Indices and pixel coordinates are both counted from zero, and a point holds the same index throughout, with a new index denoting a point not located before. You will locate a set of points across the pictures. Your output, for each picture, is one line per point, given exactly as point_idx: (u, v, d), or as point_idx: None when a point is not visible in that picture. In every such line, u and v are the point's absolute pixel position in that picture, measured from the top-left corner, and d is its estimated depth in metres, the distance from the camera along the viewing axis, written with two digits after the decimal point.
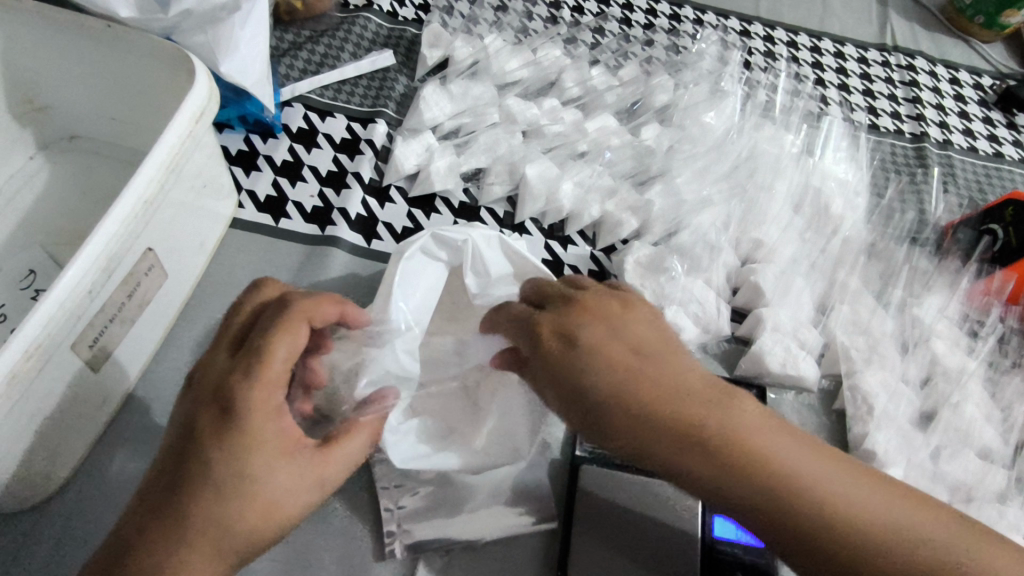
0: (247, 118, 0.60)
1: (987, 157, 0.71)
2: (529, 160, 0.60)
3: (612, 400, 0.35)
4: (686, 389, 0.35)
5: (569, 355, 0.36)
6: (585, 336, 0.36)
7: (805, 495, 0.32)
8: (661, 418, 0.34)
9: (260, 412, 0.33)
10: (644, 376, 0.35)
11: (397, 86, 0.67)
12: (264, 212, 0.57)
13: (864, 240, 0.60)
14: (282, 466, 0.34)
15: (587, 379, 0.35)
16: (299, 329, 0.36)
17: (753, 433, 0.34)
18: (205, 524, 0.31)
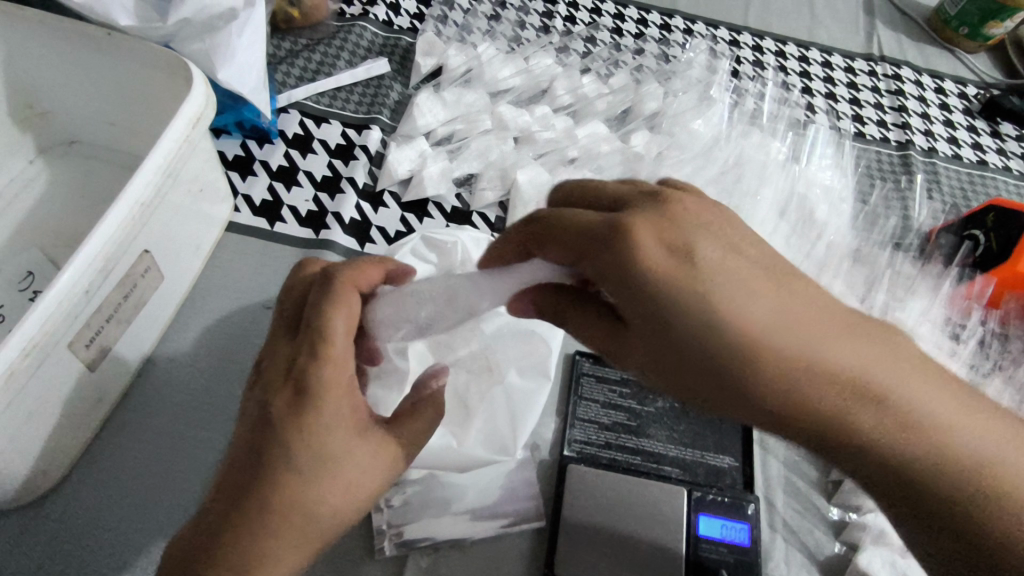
0: (244, 124, 0.61)
1: (971, 165, 0.72)
2: (520, 166, 0.61)
3: (721, 336, 0.29)
4: (812, 310, 0.30)
5: (672, 280, 0.29)
6: (700, 255, 0.30)
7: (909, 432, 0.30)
8: (796, 353, 0.29)
9: (331, 389, 0.34)
10: (777, 307, 0.29)
11: (392, 93, 0.69)
12: (260, 216, 0.58)
13: (849, 245, 0.61)
14: (357, 442, 0.35)
15: (706, 308, 0.29)
16: (348, 304, 0.36)
17: (878, 357, 0.30)
18: (286, 503, 0.32)
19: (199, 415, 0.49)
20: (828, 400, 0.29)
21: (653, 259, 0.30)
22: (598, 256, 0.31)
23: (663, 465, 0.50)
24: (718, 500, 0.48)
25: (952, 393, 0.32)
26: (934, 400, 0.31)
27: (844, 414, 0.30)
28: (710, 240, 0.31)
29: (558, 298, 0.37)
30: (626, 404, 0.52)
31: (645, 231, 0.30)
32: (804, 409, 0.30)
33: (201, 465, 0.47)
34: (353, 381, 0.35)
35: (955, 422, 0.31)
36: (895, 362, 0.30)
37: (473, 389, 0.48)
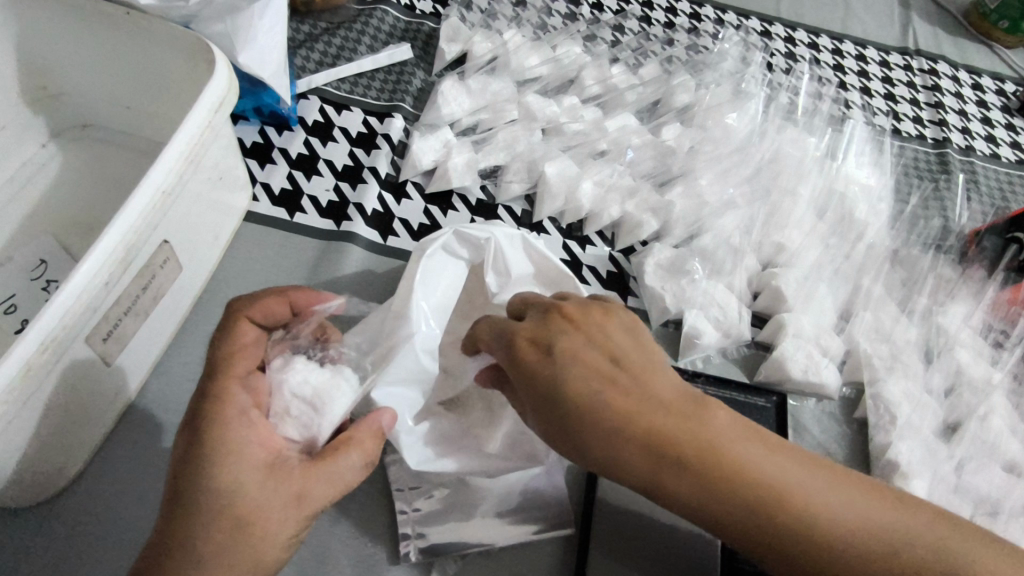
0: (262, 110, 0.59)
1: (1010, 164, 0.70)
2: (548, 159, 0.59)
3: (577, 402, 0.32)
4: (673, 404, 0.33)
5: (563, 391, 0.33)
6: (576, 381, 0.33)
7: (772, 508, 0.31)
8: (670, 454, 0.31)
9: (221, 421, 0.33)
10: (580, 380, 0.33)
11: (414, 81, 0.66)
12: (279, 206, 0.56)
13: (888, 247, 0.59)
14: (254, 477, 0.32)
15: (556, 402, 0.33)
16: (245, 341, 0.37)
17: (722, 434, 0.32)
18: (179, 534, 0.31)
19: None
20: (703, 484, 0.31)
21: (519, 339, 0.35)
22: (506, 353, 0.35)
23: None
24: None
25: (813, 466, 0.33)
26: (766, 463, 0.32)
27: (710, 491, 0.31)
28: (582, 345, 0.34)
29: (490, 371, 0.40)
30: None
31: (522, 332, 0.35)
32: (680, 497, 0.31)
33: None
34: (255, 414, 0.34)
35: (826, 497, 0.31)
36: (728, 443, 0.32)
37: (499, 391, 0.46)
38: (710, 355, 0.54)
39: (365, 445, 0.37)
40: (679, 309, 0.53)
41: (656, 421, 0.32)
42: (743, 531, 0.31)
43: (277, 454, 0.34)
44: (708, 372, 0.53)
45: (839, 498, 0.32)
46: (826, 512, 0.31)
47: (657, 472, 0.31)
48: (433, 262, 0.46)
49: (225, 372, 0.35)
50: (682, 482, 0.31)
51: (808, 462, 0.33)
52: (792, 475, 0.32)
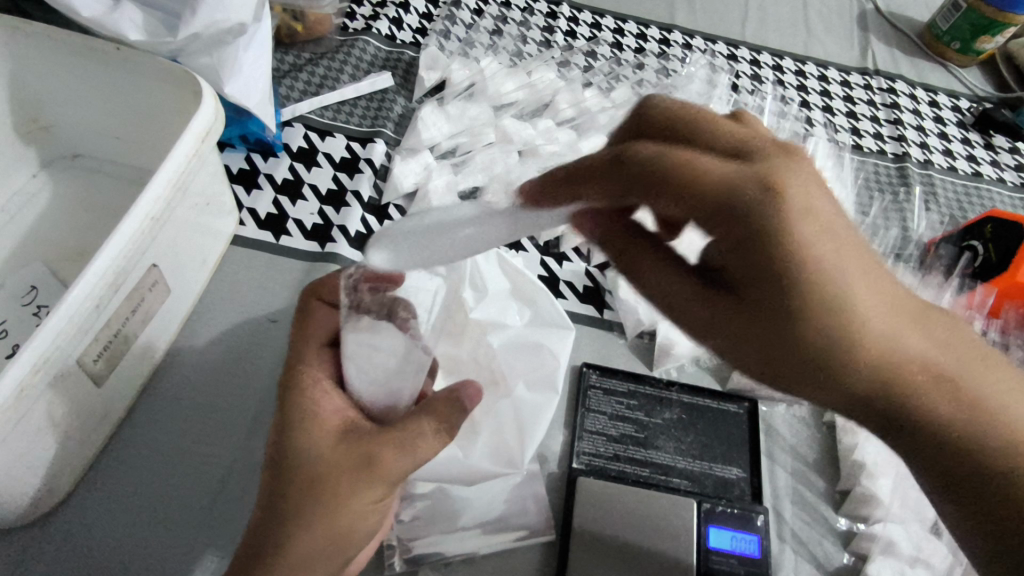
0: (248, 138, 0.62)
1: (967, 177, 0.74)
2: (524, 180, 0.62)
3: (803, 282, 0.28)
4: (884, 276, 0.30)
5: (811, 271, 0.28)
6: (829, 252, 0.28)
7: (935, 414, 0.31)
8: (896, 360, 0.30)
9: (300, 398, 0.37)
10: (819, 255, 0.28)
11: (395, 107, 0.69)
12: (265, 229, 0.58)
13: None
14: (327, 448, 0.35)
15: (813, 286, 0.28)
16: (313, 320, 0.41)
17: (918, 330, 0.31)
18: (276, 507, 0.34)
19: (204, 430, 0.48)
20: (913, 405, 0.31)
21: (780, 209, 0.28)
22: (730, 204, 0.28)
23: (671, 476, 0.50)
24: (728, 511, 0.48)
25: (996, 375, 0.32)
26: (949, 363, 0.31)
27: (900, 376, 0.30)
28: (827, 237, 0.29)
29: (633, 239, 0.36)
30: (633, 416, 0.52)
31: (787, 182, 0.28)
32: (894, 402, 0.31)
33: (209, 481, 0.46)
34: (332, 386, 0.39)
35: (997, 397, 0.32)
36: (923, 345, 0.31)
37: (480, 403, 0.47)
38: (683, 364, 0.56)
39: (441, 410, 0.38)
40: (654, 321, 0.56)
41: (877, 313, 0.29)
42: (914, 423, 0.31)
43: (351, 422, 0.37)
44: (681, 381, 0.55)
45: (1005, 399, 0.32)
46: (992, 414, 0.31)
47: (875, 384, 0.31)
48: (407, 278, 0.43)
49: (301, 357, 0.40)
50: (892, 400, 0.31)
51: (982, 366, 0.32)
52: (981, 383, 0.32)
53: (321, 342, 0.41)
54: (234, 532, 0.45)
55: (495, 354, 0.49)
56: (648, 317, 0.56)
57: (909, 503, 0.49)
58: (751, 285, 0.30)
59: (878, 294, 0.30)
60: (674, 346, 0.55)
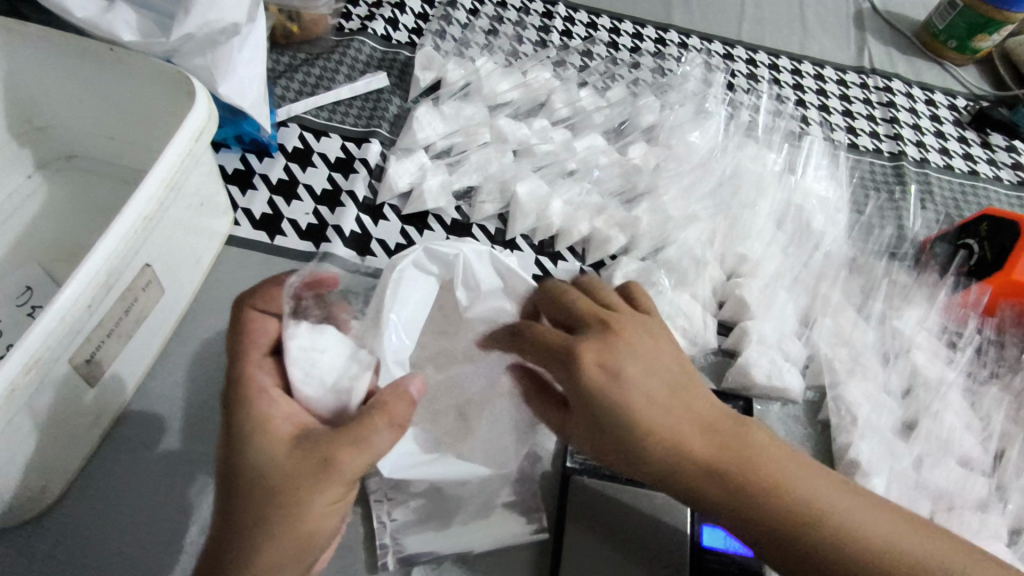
0: (243, 138, 0.62)
1: (963, 175, 0.74)
2: (519, 179, 0.62)
3: (647, 427, 0.37)
4: (685, 393, 0.39)
5: (633, 406, 0.37)
6: (645, 377, 0.38)
7: (795, 517, 0.36)
8: (752, 468, 0.37)
9: (248, 405, 0.36)
10: (657, 394, 0.38)
11: (391, 107, 0.69)
12: (260, 229, 0.59)
13: (845, 255, 0.61)
14: (282, 453, 0.34)
15: (642, 412, 0.37)
16: (254, 330, 0.39)
17: (736, 444, 0.38)
18: (234, 518, 0.33)
19: (199, 429, 0.48)
20: (770, 494, 0.36)
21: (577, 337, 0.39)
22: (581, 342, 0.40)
23: None
24: None
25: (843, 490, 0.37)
26: (782, 472, 0.37)
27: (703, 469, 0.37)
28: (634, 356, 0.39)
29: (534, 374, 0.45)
30: None
31: (587, 345, 0.39)
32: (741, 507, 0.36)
33: (204, 480, 0.46)
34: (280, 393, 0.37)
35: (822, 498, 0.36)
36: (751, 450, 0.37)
37: (474, 403, 0.47)
38: None
39: (390, 408, 0.37)
40: None
41: (691, 427, 0.37)
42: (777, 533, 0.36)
43: (303, 427, 0.36)
44: None
45: (833, 496, 0.37)
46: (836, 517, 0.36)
47: (729, 488, 0.36)
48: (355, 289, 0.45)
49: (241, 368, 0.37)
50: (758, 494, 0.36)
51: (816, 471, 0.38)
52: (802, 485, 0.37)
53: (264, 350, 0.39)
54: None
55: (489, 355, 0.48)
56: None
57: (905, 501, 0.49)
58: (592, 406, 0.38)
59: (703, 427, 0.38)
60: None
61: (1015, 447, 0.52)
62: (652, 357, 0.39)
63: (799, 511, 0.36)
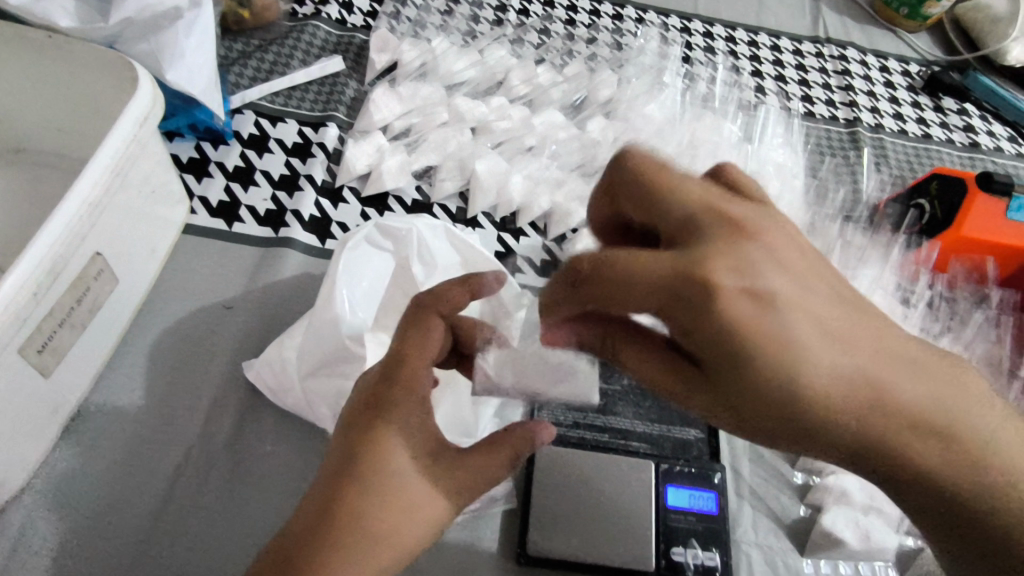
0: (197, 126, 0.61)
1: (916, 139, 0.75)
2: (477, 157, 0.62)
3: (823, 390, 0.27)
4: (849, 326, 0.28)
5: (805, 356, 0.27)
6: (805, 313, 0.27)
7: (963, 463, 0.29)
8: (954, 437, 0.28)
9: (400, 408, 0.34)
10: (827, 333, 0.27)
11: (347, 91, 0.69)
12: (217, 217, 0.58)
13: (802, 218, 0.62)
14: (418, 472, 0.34)
15: (808, 361, 0.27)
16: (427, 330, 0.37)
17: (918, 383, 0.28)
18: (348, 512, 0.32)
19: (159, 418, 0.48)
20: (938, 438, 0.28)
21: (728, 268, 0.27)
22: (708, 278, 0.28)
23: (630, 440, 0.50)
24: (686, 471, 0.49)
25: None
26: (962, 410, 0.29)
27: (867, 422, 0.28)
28: (806, 324, 0.27)
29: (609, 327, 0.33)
30: None
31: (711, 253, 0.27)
32: (924, 482, 0.29)
33: (166, 468, 0.46)
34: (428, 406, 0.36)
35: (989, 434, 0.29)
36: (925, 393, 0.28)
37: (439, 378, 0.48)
38: None
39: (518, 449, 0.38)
40: None
41: (864, 371, 0.27)
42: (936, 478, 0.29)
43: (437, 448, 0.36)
44: None
45: (1001, 431, 0.30)
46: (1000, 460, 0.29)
47: (923, 464, 0.29)
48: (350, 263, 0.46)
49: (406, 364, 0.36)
50: (919, 443, 0.28)
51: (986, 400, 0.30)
52: (979, 426, 0.29)
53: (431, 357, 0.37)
54: (192, 518, 0.44)
55: None
56: None
57: None
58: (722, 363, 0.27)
59: (881, 368, 0.27)
60: None
61: None
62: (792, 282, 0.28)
63: (968, 457, 0.29)
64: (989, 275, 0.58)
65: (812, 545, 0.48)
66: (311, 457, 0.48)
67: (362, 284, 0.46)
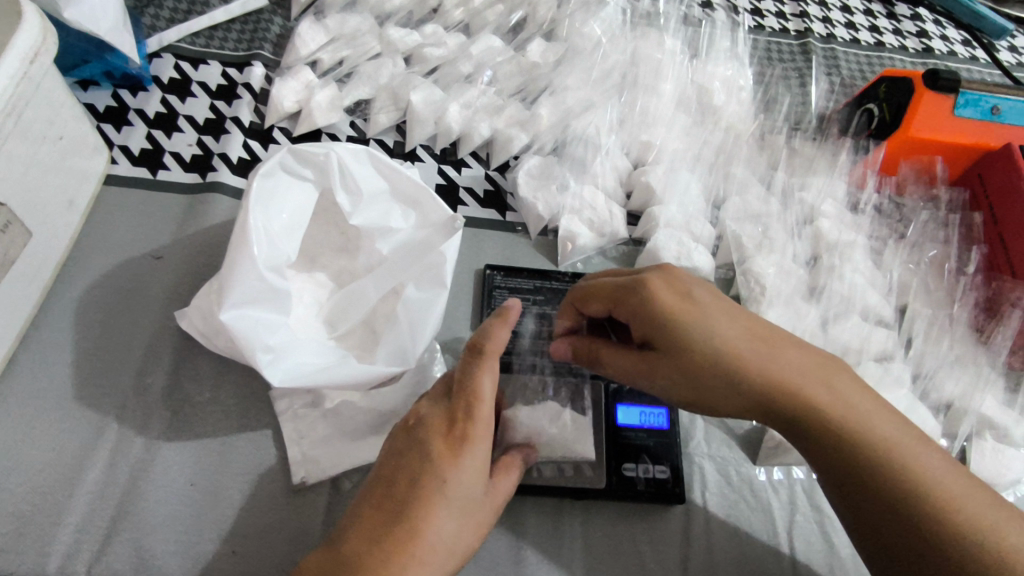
0: (113, 73, 0.58)
1: (869, 47, 0.73)
2: (412, 87, 0.59)
3: (722, 356, 0.36)
4: (760, 327, 0.37)
5: (712, 332, 0.36)
6: (716, 311, 0.37)
7: (861, 450, 0.34)
8: (851, 416, 0.34)
9: (480, 432, 0.34)
10: (738, 326, 0.37)
11: (273, 27, 0.65)
12: (140, 165, 0.55)
13: (749, 133, 0.61)
14: (483, 494, 0.34)
15: (711, 337, 0.36)
16: (496, 362, 0.36)
17: (815, 373, 0.35)
18: (432, 536, 0.31)
19: (93, 373, 0.46)
20: (833, 424, 0.34)
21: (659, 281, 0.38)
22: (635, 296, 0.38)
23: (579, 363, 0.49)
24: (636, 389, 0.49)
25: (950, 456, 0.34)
26: (855, 408, 0.35)
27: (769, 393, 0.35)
28: (723, 319, 0.37)
29: (596, 339, 0.43)
30: (540, 309, 0.51)
31: (654, 276, 0.39)
32: (832, 459, 0.34)
33: (101, 422, 0.45)
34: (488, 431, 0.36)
35: (893, 438, 0.34)
36: (820, 386, 0.35)
37: (379, 312, 0.46)
38: (589, 257, 0.55)
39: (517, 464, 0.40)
40: (554, 216, 0.55)
41: (762, 354, 0.36)
42: (839, 462, 0.34)
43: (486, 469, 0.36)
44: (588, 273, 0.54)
45: (908, 440, 0.34)
46: (905, 461, 0.33)
47: (832, 437, 0.34)
48: (269, 195, 0.42)
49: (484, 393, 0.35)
50: (818, 421, 0.34)
51: (891, 413, 0.35)
52: (880, 424, 0.34)
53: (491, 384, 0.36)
54: (134, 468, 0.43)
55: (384, 261, 0.47)
56: (548, 213, 0.54)
57: None
58: (663, 344, 0.37)
59: (781, 360, 0.36)
60: (576, 238, 0.53)
61: (913, 298, 0.54)
62: (713, 298, 0.38)
63: (864, 446, 0.34)
64: (938, 175, 0.57)
65: (764, 452, 0.48)
66: (254, 400, 0.47)
67: (275, 217, 0.42)
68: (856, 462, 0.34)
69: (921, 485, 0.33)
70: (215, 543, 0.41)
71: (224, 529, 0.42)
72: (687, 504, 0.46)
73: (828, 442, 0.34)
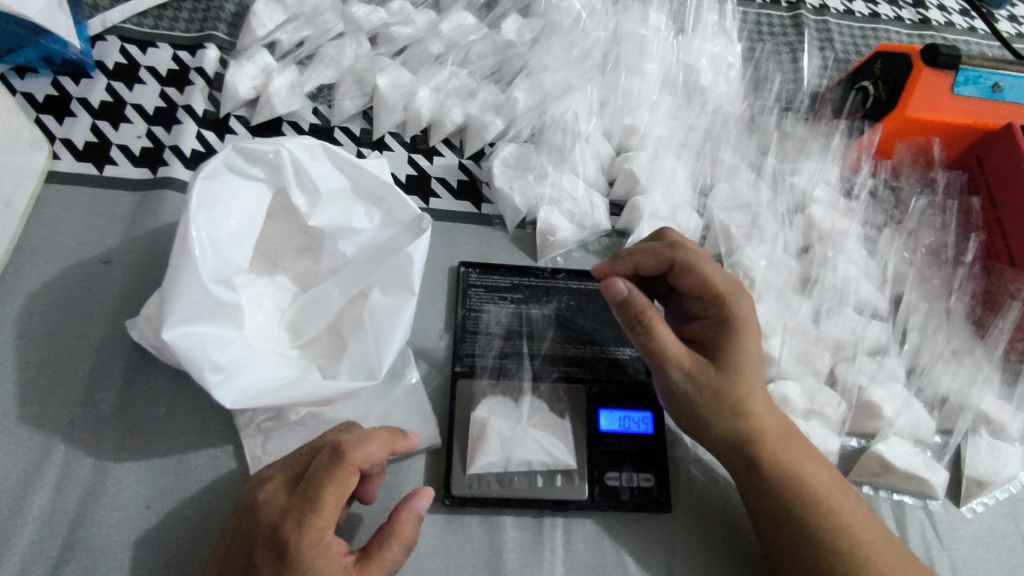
0: (52, 58, 0.53)
1: (863, 19, 0.69)
2: (378, 70, 0.55)
3: (732, 388, 0.38)
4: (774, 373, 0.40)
5: (740, 360, 0.38)
6: (752, 347, 0.39)
7: (814, 505, 0.37)
8: (816, 476, 0.38)
9: (313, 551, 0.31)
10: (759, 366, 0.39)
11: (227, 5, 0.60)
12: (85, 161, 0.51)
13: (737, 115, 0.57)
14: None
15: (743, 366, 0.38)
16: (343, 478, 0.32)
17: (793, 431, 0.39)
18: None
19: (35, 391, 0.43)
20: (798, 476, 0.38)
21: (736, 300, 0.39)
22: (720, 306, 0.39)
23: (559, 366, 0.47)
24: (620, 392, 0.46)
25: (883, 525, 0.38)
26: (822, 469, 0.38)
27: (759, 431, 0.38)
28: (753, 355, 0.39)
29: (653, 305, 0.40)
30: (518, 309, 0.48)
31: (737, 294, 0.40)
32: (786, 506, 0.37)
33: (47, 444, 0.41)
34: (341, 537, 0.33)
35: (845, 503, 0.38)
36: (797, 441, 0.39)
37: (344, 319, 0.43)
38: (570, 251, 0.52)
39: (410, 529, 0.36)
40: (532, 209, 0.52)
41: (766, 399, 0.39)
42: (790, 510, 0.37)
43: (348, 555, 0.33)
44: (568, 268, 0.51)
45: (858, 506, 0.38)
46: (850, 523, 0.37)
47: (795, 488, 0.37)
48: (216, 200, 0.39)
49: (312, 514, 0.32)
50: (788, 470, 0.38)
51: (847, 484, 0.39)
52: (837, 490, 0.38)
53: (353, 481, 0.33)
54: (84, 493, 0.40)
55: (348, 264, 0.44)
56: (525, 206, 0.51)
57: (804, 355, 0.47)
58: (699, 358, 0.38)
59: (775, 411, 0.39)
60: (556, 232, 0.50)
61: (909, 288, 0.51)
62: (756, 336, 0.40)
63: (819, 504, 0.37)
64: (936, 157, 0.54)
65: None
66: (214, 413, 0.44)
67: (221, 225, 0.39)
68: (806, 513, 0.37)
69: (852, 546, 0.36)
70: (174, 570, 0.39)
71: (182, 554, 0.39)
72: (673, 512, 0.44)
73: (786, 492, 0.37)
